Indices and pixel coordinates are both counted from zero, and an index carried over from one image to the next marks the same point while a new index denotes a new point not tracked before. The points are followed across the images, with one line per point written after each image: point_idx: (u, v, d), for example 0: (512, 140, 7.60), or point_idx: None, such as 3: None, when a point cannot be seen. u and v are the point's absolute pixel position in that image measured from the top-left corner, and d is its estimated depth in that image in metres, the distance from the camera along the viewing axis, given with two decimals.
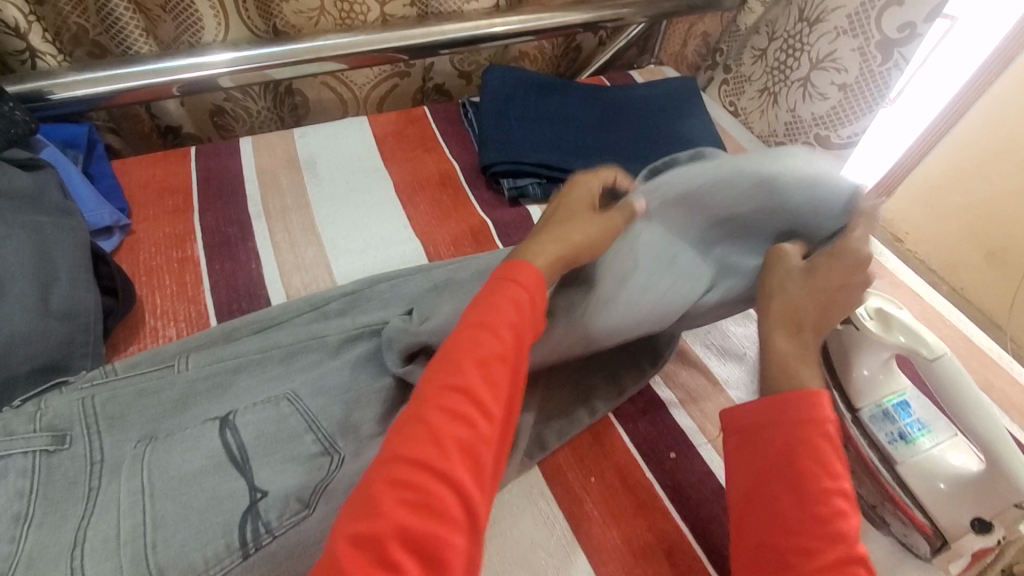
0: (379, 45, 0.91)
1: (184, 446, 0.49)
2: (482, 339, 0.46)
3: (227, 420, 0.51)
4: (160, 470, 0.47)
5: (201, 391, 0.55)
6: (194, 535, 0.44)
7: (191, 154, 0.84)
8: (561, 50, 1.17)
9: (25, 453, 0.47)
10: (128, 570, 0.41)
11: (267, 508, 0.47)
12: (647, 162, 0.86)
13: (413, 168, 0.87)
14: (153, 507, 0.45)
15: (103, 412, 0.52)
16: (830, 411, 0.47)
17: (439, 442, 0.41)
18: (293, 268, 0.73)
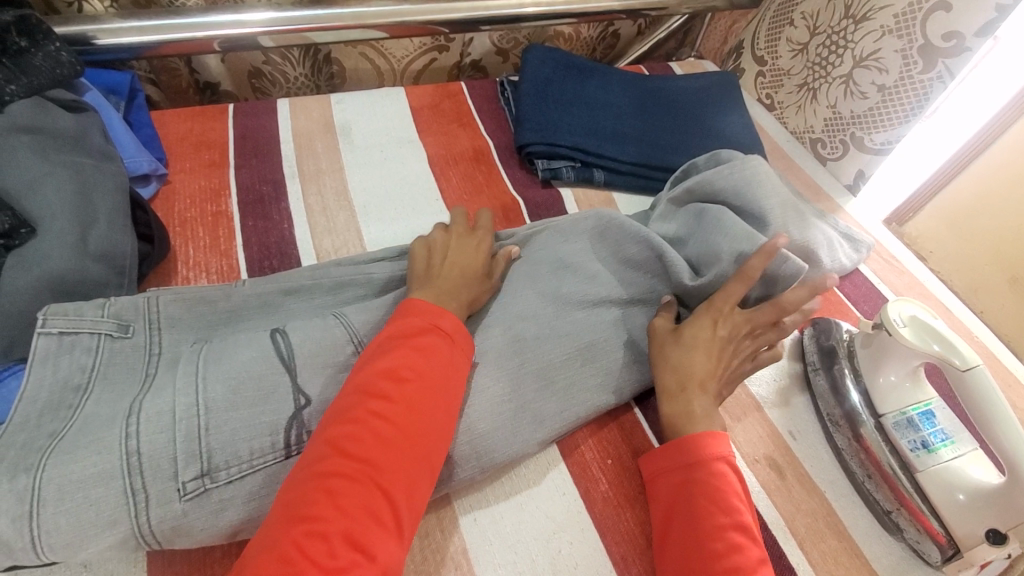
0: (421, 16, 0.91)
1: (241, 345, 0.53)
2: (412, 355, 0.49)
3: (275, 331, 0.55)
4: (217, 360, 0.51)
5: (253, 307, 0.61)
6: (243, 428, 0.49)
7: (230, 111, 0.85)
8: (599, 34, 1.16)
9: (93, 333, 0.53)
10: (180, 445, 0.46)
11: (309, 417, 0.51)
12: (684, 154, 0.85)
13: (448, 142, 0.87)
14: (205, 389, 0.49)
15: (165, 312, 0.57)
16: (722, 448, 0.52)
17: (376, 454, 0.43)
18: (324, 230, 0.73)
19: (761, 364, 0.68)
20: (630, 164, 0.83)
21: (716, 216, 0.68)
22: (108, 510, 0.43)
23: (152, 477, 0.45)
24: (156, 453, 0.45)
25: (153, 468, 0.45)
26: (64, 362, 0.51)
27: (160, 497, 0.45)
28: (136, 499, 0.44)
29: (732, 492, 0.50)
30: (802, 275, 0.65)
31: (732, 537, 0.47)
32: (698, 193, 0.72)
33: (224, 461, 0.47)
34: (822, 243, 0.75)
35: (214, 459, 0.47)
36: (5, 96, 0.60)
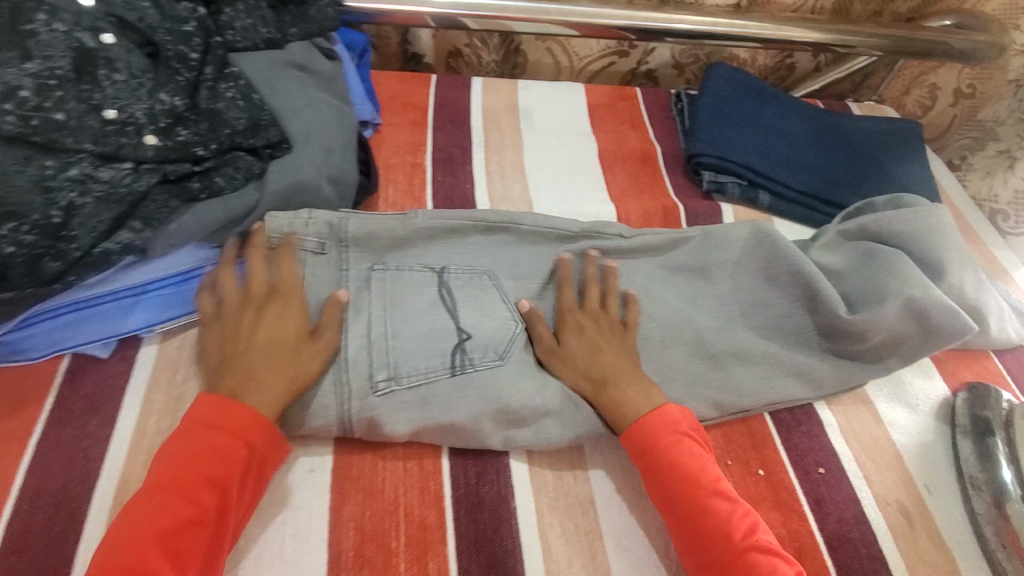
0: (617, 21, 0.96)
1: (412, 285, 0.61)
2: (177, 509, 0.46)
3: (442, 276, 0.63)
4: (395, 296, 0.60)
5: (421, 236, 0.64)
6: (421, 350, 0.57)
7: (434, 81, 0.95)
8: (775, 64, 1.16)
9: (302, 248, 0.60)
10: (375, 356, 0.56)
11: (472, 349, 0.58)
12: (854, 192, 0.84)
13: (619, 141, 0.92)
14: (392, 323, 0.58)
15: (351, 231, 0.62)
16: (677, 421, 0.56)
17: (167, 532, 0.45)
18: (500, 196, 0.80)
19: (905, 413, 0.67)
20: (797, 191, 0.83)
21: (891, 258, 0.67)
22: (326, 395, 0.54)
23: (354, 374, 0.55)
24: (358, 358, 0.56)
25: (354, 368, 0.55)
26: (282, 266, 0.58)
27: (359, 391, 0.55)
28: (341, 389, 0.54)
29: (699, 458, 0.55)
30: (964, 334, 0.64)
31: (716, 502, 0.52)
32: (872, 232, 0.71)
33: (407, 374, 0.56)
34: (994, 308, 0.71)
35: (399, 368, 0.56)
36: (287, 37, 0.71)
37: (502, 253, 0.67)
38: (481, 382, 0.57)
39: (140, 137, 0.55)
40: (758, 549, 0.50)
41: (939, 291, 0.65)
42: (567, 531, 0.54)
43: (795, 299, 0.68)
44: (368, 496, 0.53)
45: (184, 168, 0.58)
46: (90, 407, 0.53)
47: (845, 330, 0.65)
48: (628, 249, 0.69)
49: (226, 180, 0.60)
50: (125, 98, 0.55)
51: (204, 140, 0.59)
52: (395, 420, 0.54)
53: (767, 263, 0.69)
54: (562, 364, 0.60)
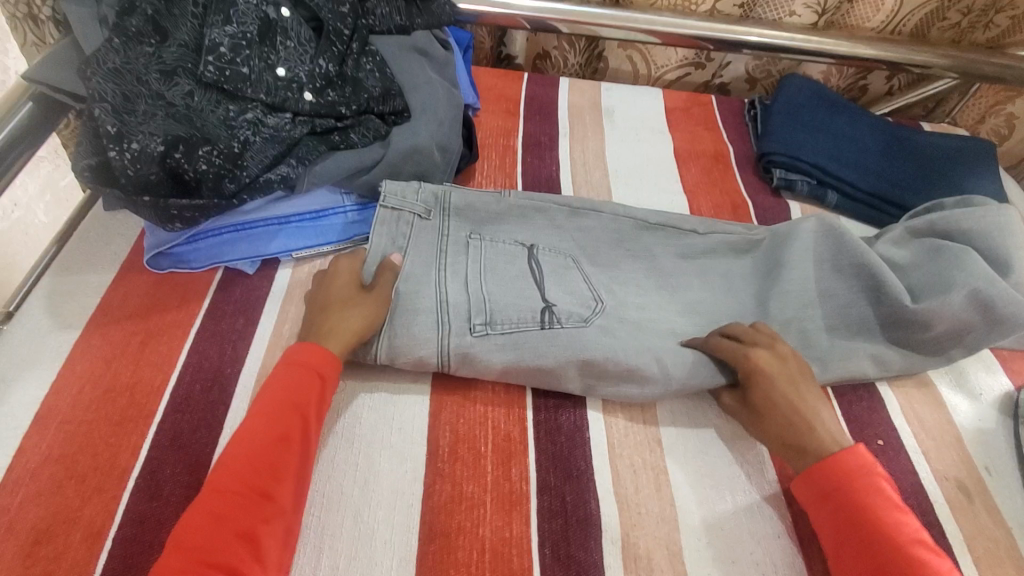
0: (699, 32, 1.05)
1: (505, 257, 0.68)
2: (270, 430, 0.50)
3: (531, 251, 0.69)
4: (491, 266, 0.66)
5: (513, 215, 0.72)
6: (517, 301, 0.63)
7: (525, 78, 1.05)
8: (847, 84, 1.21)
9: (410, 212, 0.68)
10: (473, 303, 0.62)
11: (559, 314, 0.63)
12: (924, 199, 0.88)
13: (693, 140, 0.99)
14: (486, 286, 0.64)
15: (454, 202, 0.70)
16: (867, 465, 0.54)
17: (257, 468, 0.48)
18: (582, 180, 0.88)
19: (967, 401, 0.69)
20: (865, 194, 0.88)
21: (958, 253, 0.69)
22: (428, 329, 0.60)
23: (454, 316, 0.61)
24: (457, 304, 0.62)
25: (454, 312, 0.61)
26: (394, 228, 0.67)
27: (459, 330, 0.60)
28: (443, 323, 0.60)
29: (900, 509, 0.51)
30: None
31: (915, 553, 0.48)
32: (940, 228, 0.74)
33: (503, 320, 0.61)
34: None
35: (495, 315, 0.62)
36: (414, 25, 0.83)
37: (584, 233, 0.73)
38: (569, 335, 0.61)
39: (300, 92, 0.68)
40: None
41: (1004, 284, 0.67)
42: (636, 463, 0.59)
43: (864, 294, 0.70)
44: (463, 408, 0.60)
45: (329, 123, 0.70)
46: (238, 309, 0.64)
47: (915, 321, 0.67)
48: (702, 243, 0.75)
49: (359, 137, 0.72)
50: (293, 61, 0.68)
51: (347, 102, 0.71)
52: (489, 357, 0.60)
53: (844, 264, 0.71)
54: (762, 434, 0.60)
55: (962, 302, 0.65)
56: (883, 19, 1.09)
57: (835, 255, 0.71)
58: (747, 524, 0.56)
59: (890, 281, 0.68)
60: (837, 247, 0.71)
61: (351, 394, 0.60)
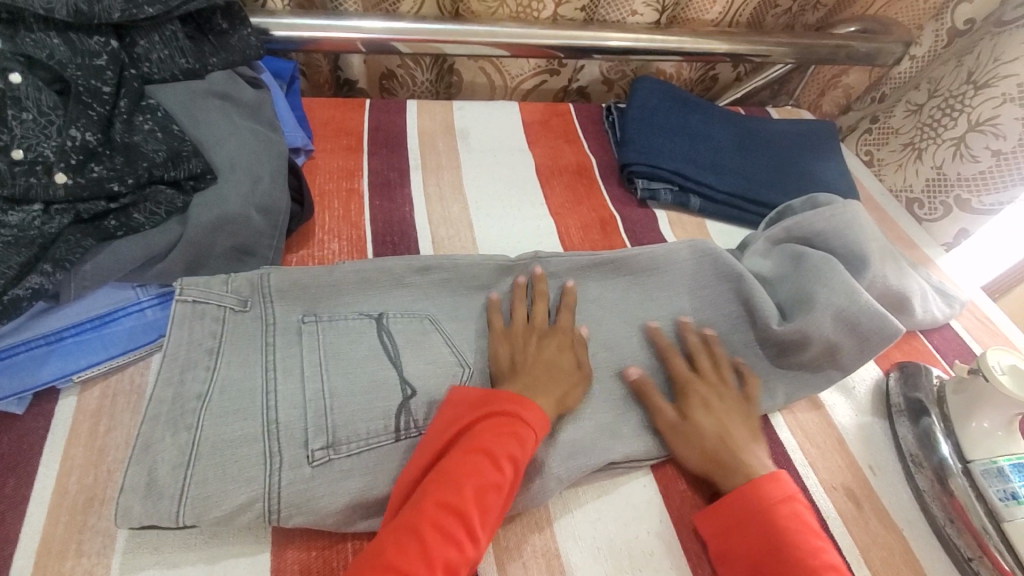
0: (545, 40, 1.00)
1: (350, 338, 0.60)
2: (479, 469, 0.49)
3: (381, 320, 0.62)
4: (335, 354, 0.58)
5: (352, 284, 0.64)
6: (362, 410, 0.54)
7: (366, 106, 0.95)
8: (699, 76, 1.23)
9: (219, 305, 0.59)
10: (310, 419, 0.53)
11: (416, 407, 0.56)
12: (779, 191, 0.89)
13: (554, 155, 0.94)
14: (329, 379, 0.56)
15: (275, 285, 0.61)
16: (790, 490, 0.55)
17: (457, 502, 0.47)
18: (439, 217, 0.80)
19: (842, 397, 0.70)
20: (725, 194, 0.87)
21: (819, 264, 0.68)
22: (253, 467, 0.49)
23: (287, 443, 0.51)
24: (292, 422, 0.52)
25: (286, 436, 0.51)
26: (198, 328, 0.57)
27: (293, 461, 0.50)
28: (271, 458, 0.50)
29: (811, 533, 0.52)
30: (895, 336, 0.64)
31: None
32: (796, 233, 0.74)
33: (346, 436, 0.53)
34: (918, 292, 0.75)
35: (338, 434, 0.53)
36: (208, 67, 0.70)
37: (442, 289, 0.68)
38: None
39: (49, 175, 0.55)
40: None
41: (869, 296, 0.66)
42: (525, 556, 0.54)
43: (733, 316, 0.71)
44: (313, 537, 0.51)
45: (99, 206, 0.57)
46: (4, 467, 0.50)
47: (776, 343, 0.67)
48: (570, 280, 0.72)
49: (145, 216, 0.60)
50: (33, 137, 0.55)
51: (120, 175, 0.58)
52: (333, 491, 0.50)
53: (708, 284, 0.73)
54: (686, 441, 0.60)
55: (824, 322, 0.65)
56: (720, 11, 1.10)
57: (710, 278, 0.73)
58: None
59: (754, 304, 0.69)
60: (713, 268, 0.73)
61: (172, 551, 0.48)
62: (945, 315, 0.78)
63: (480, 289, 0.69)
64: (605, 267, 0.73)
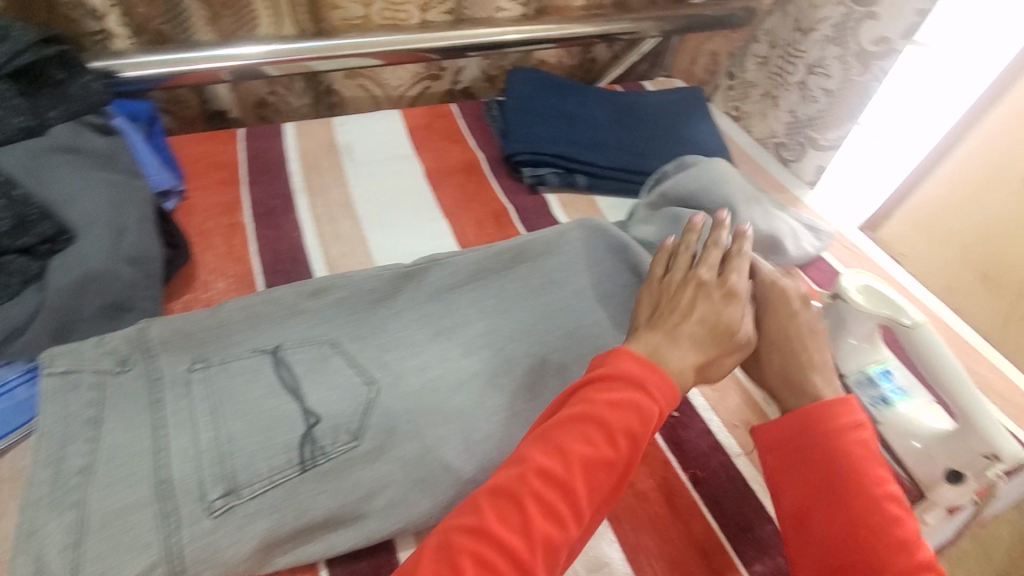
0: (415, 44, 1.00)
1: (245, 378, 0.58)
2: (551, 451, 0.49)
3: (276, 354, 0.61)
4: (229, 397, 0.57)
5: (241, 321, 0.62)
6: (262, 449, 0.53)
7: (240, 135, 0.92)
8: (579, 61, 1.26)
9: (95, 371, 0.56)
10: (205, 470, 0.51)
11: (321, 434, 0.55)
12: (658, 159, 0.94)
13: (442, 157, 0.94)
14: (224, 424, 0.54)
15: (157, 338, 0.59)
16: (860, 414, 0.57)
17: (536, 504, 0.47)
18: (330, 237, 0.78)
19: None
20: (608, 169, 0.91)
21: (696, 221, 0.74)
22: (149, 531, 0.48)
23: (182, 499, 0.50)
24: (185, 477, 0.51)
25: (182, 493, 0.50)
26: (74, 398, 0.53)
27: (191, 516, 0.49)
28: (166, 519, 0.48)
29: (873, 461, 0.54)
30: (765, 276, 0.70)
31: (888, 507, 0.51)
32: (673, 196, 0.80)
33: (247, 479, 0.51)
34: (789, 233, 0.82)
35: (238, 479, 0.51)
36: (48, 122, 0.66)
37: (339, 310, 0.66)
38: (335, 466, 0.54)
39: None
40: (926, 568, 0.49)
41: (739, 244, 0.72)
42: None
43: (628, 285, 0.75)
44: None
45: None
46: None
47: None
48: (469, 276, 0.73)
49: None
50: None
51: None
52: (241, 536, 0.49)
53: (599, 256, 0.76)
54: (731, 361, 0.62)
55: None
56: None
57: (602, 252, 0.76)
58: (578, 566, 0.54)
59: (644, 267, 0.74)
60: (604, 242, 0.77)
61: None
62: (817, 248, 0.86)
63: (380, 302, 0.68)
64: (502, 257, 0.74)
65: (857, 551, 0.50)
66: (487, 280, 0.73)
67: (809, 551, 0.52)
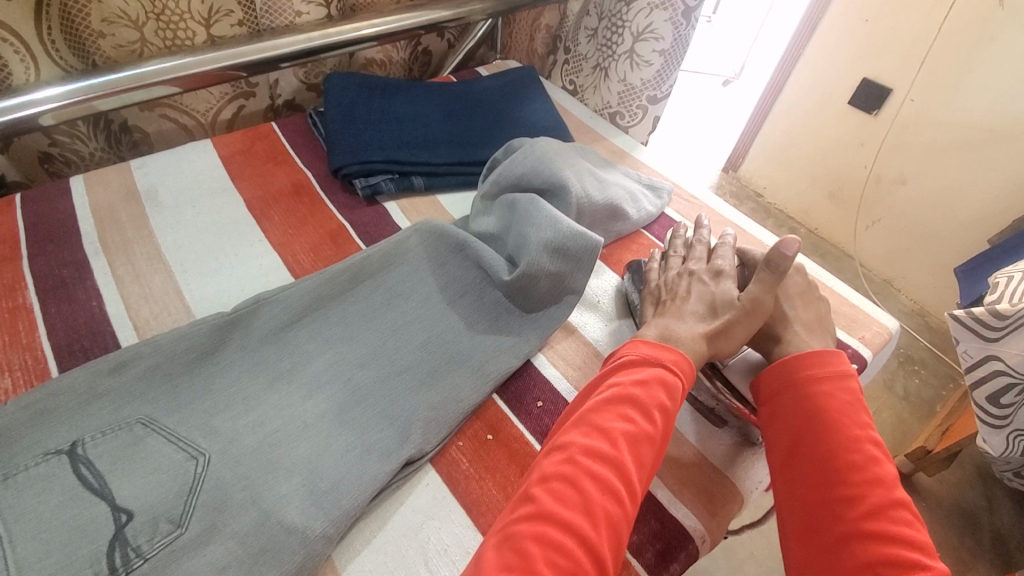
0: (211, 64, 0.90)
1: (31, 491, 0.49)
2: (590, 430, 0.53)
3: (72, 453, 0.52)
4: (10, 518, 0.47)
5: (23, 424, 0.53)
6: (60, 570, 0.45)
7: (15, 201, 0.79)
8: (411, 54, 1.21)
9: None
10: None
11: (135, 533, 0.48)
12: (493, 146, 0.92)
13: (265, 183, 0.87)
14: (8, 554, 0.46)
15: None
16: (851, 366, 0.62)
17: (582, 493, 0.48)
18: (138, 299, 0.69)
19: (590, 313, 0.76)
20: (444, 165, 0.89)
21: (528, 205, 0.74)
22: None
23: None
24: None
25: None
26: None
27: None
28: None
29: (860, 409, 0.58)
30: (596, 245, 0.71)
31: (864, 447, 0.55)
32: (504, 183, 0.79)
33: None
34: (624, 198, 0.84)
35: None
36: None
37: (152, 381, 0.58)
38: (158, 563, 0.47)
39: None
40: (870, 516, 0.51)
41: (569, 220, 0.73)
42: None
43: (474, 281, 0.73)
44: None
45: None
46: None
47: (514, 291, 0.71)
48: (302, 309, 0.67)
49: None
50: None
51: None
52: None
53: (441, 259, 0.73)
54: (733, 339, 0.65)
55: (542, 256, 0.69)
56: None
57: (443, 253, 0.74)
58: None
59: (484, 259, 0.72)
60: (443, 245, 0.75)
61: None
62: (657, 206, 0.88)
63: (202, 361, 0.61)
64: (336, 282, 0.69)
65: (829, 486, 0.54)
66: (327, 311, 0.68)
67: (796, 494, 0.55)
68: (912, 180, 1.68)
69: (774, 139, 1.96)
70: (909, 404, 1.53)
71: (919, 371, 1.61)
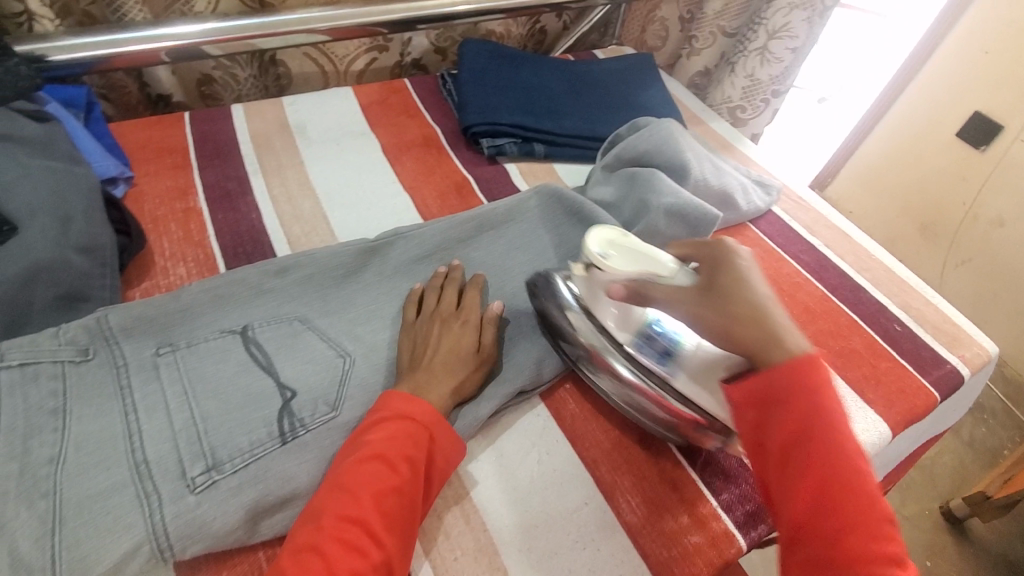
0: (362, 18, 0.98)
1: (214, 358, 0.58)
2: (339, 486, 0.48)
3: (245, 334, 0.60)
4: (199, 378, 0.56)
5: (204, 303, 0.61)
6: (239, 425, 0.54)
7: (185, 119, 0.88)
8: (528, 32, 1.26)
9: (55, 361, 0.53)
10: (184, 449, 0.51)
11: (299, 407, 0.56)
12: (611, 124, 0.96)
13: (398, 132, 0.94)
14: (197, 405, 0.54)
15: (117, 324, 0.57)
16: None
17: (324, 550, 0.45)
18: (290, 218, 0.77)
19: None
20: (565, 137, 0.93)
21: (649, 177, 0.77)
22: (129, 513, 0.47)
23: (162, 479, 0.49)
24: (163, 457, 0.51)
25: (161, 471, 0.50)
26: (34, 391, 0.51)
27: (173, 494, 0.49)
28: (146, 497, 0.48)
29: None
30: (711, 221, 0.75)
31: None
32: (626, 157, 0.83)
33: (227, 455, 0.52)
34: (738, 188, 0.86)
35: (218, 455, 0.52)
36: None
37: (307, 287, 0.66)
38: (316, 436, 0.56)
39: None
40: None
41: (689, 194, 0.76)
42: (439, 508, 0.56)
43: None
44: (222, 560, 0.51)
45: None
46: None
47: None
48: (434, 245, 0.73)
49: None
50: None
51: None
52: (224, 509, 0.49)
53: (560, 218, 0.78)
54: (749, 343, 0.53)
55: (659, 220, 0.74)
56: None
57: (562, 214, 0.78)
58: (559, 509, 0.57)
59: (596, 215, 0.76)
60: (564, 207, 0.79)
61: None
62: (766, 202, 0.90)
63: (349, 277, 0.68)
64: (467, 226, 0.75)
65: None
66: (456, 251, 0.74)
67: None
68: (1010, 224, 1.61)
69: (869, 162, 1.91)
70: (973, 450, 1.49)
71: (988, 420, 1.56)
